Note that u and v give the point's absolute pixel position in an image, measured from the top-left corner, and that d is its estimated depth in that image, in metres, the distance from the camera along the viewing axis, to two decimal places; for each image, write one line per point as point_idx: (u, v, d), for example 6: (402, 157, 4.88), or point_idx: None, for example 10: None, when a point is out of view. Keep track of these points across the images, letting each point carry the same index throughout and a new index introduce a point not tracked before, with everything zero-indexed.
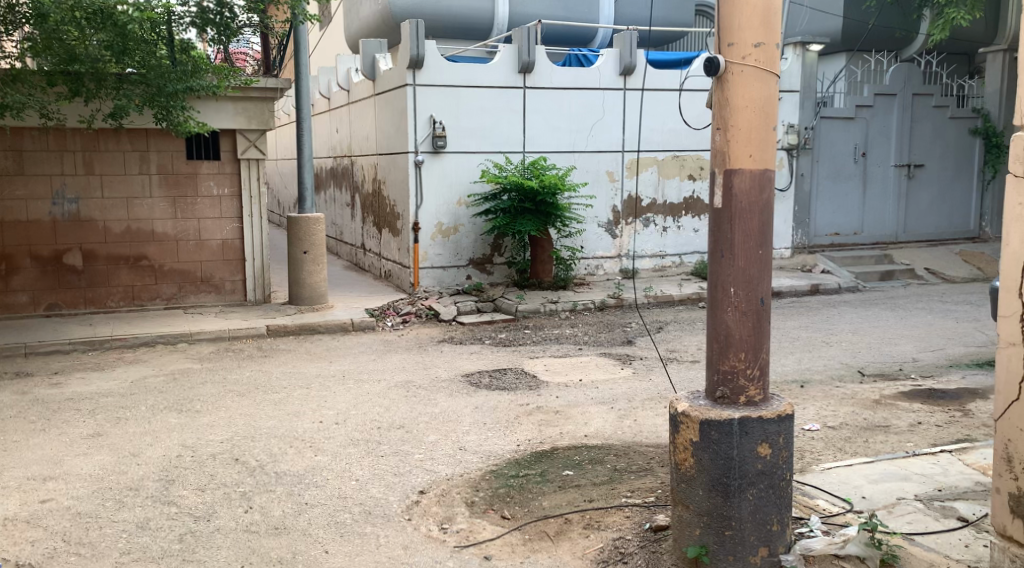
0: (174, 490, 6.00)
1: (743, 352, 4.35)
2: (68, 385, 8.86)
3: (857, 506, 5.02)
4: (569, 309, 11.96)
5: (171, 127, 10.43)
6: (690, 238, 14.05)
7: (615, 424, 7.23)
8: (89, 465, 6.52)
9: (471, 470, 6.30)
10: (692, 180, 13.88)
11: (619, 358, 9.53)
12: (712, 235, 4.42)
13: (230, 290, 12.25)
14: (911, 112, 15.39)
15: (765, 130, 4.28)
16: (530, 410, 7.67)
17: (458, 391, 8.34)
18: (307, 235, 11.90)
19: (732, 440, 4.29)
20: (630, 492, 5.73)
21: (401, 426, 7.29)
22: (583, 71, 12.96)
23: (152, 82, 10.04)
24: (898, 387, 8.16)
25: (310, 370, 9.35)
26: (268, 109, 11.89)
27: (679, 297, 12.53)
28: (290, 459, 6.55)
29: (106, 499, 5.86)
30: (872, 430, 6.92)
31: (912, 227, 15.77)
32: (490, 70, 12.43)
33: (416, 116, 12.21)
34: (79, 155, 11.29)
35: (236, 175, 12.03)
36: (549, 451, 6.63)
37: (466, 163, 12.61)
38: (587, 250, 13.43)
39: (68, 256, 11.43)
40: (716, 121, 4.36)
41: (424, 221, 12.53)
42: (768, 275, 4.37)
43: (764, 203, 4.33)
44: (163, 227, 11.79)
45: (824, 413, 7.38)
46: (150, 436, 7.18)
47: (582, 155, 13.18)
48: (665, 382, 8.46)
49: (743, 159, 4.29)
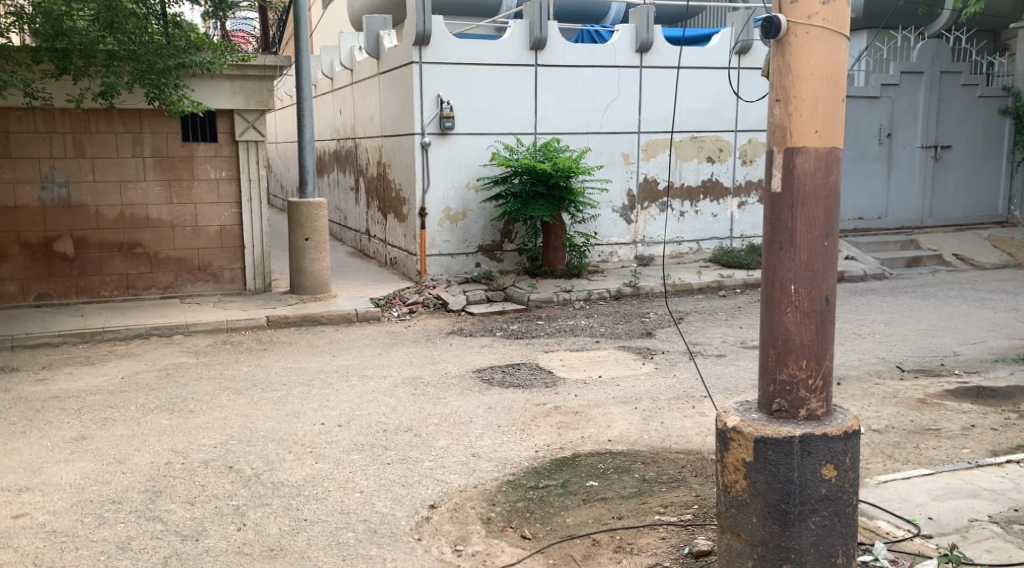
0: (160, 504, 5.45)
1: (804, 360, 3.85)
2: (55, 382, 8.31)
3: (925, 529, 4.47)
4: (584, 298, 11.36)
5: (164, 106, 9.74)
6: (708, 223, 13.45)
7: (640, 427, 6.65)
8: (69, 474, 5.97)
9: (487, 480, 5.74)
10: (710, 163, 13.24)
11: (639, 352, 8.95)
12: (768, 223, 3.92)
13: (229, 279, 11.69)
14: (938, 91, 14.75)
15: (831, 101, 3.80)
16: (547, 411, 7.10)
17: (469, 388, 7.78)
18: (309, 221, 11.32)
19: (792, 461, 3.78)
20: (662, 507, 5.20)
21: (408, 429, 6.74)
22: (598, 47, 12.32)
23: (142, 58, 9.32)
24: (942, 385, 7.58)
25: (312, 365, 8.79)
26: (268, 89, 11.27)
27: (697, 286, 11.92)
28: (289, 467, 6.01)
29: (85, 513, 5.32)
30: (922, 433, 6.35)
31: (938, 211, 15.15)
32: (501, 46, 11.83)
33: (422, 95, 11.61)
34: (68, 137, 10.71)
35: (234, 158, 11.42)
36: (571, 459, 6.07)
37: (475, 145, 12.00)
38: (601, 237, 12.86)
39: (58, 244, 10.89)
40: (775, 91, 3.86)
41: (431, 206, 11.94)
42: (833, 271, 3.88)
43: (830, 186, 3.84)
44: (159, 212, 11.22)
45: (866, 413, 6.81)
46: (138, 439, 6.63)
47: (596, 136, 12.56)
48: (692, 379, 7.88)
49: (807, 136, 3.79)
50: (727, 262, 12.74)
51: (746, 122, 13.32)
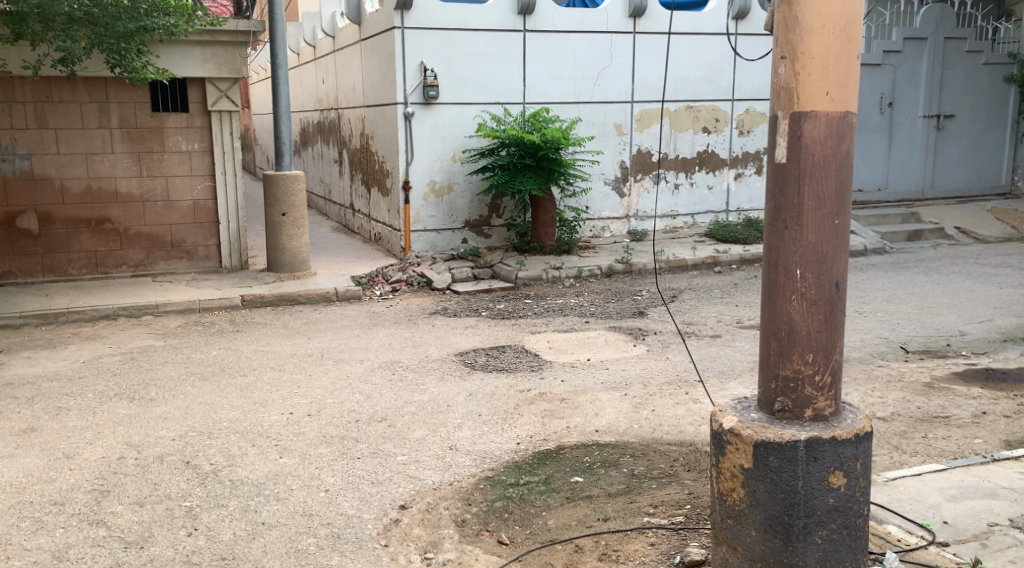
0: (106, 506, 5.04)
1: (810, 354, 3.47)
2: (11, 367, 7.86)
3: (940, 535, 4.05)
4: (574, 276, 10.89)
5: (126, 73, 9.34)
6: (704, 196, 12.97)
7: (630, 416, 6.22)
8: (11, 471, 5.53)
9: (463, 476, 5.31)
10: (706, 134, 12.74)
11: (630, 333, 8.49)
12: (771, 198, 3.54)
13: (203, 256, 11.20)
14: (942, 57, 14.20)
15: (844, 59, 3.41)
16: (531, 398, 6.66)
17: (450, 373, 7.34)
18: (287, 196, 10.80)
19: (796, 469, 3.42)
20: (652, 507, 4.77)
21: (382, 419, 6.30)
22: (588, 12, 11.78)
23: (99, 21, 8.81)
24: (950, 367, 7.11)
25: (285, 348, 8.33)
26: (241, 56, 10.73)
27: (692, 262, 11.44)
28: (250, 463, 5.57)
29: (22, 518, 4.91)
30: (931, 421, 5.86)
31: (940, 182, 14.68)
32: (487, 10, 11.29)
33: (404, 62, 11.09)
34: (30, 107, 10.19)
35: (207, 129, 10.88)
36: (554, 452, 5.64)
37: (461, 115, 11.47)
38: (592, 211, 12.40)
39: (22, 219, 10.40)
40: (781, 48, 3.48)
41: (414, 179, 11.45)
42: (844, 253, 3.49)
43: (842, 155, 3.45)
44: (128, 186, 10.71)
45: (871, 398, 6.33)
46: (91, 432, 6.19)
47: (587, 106, 12.04)
48: (686, 362, 7.44)
49: (817, 99, 3.41)
50: (722, 237, 12.27)
51: (744, 90, 12.81)
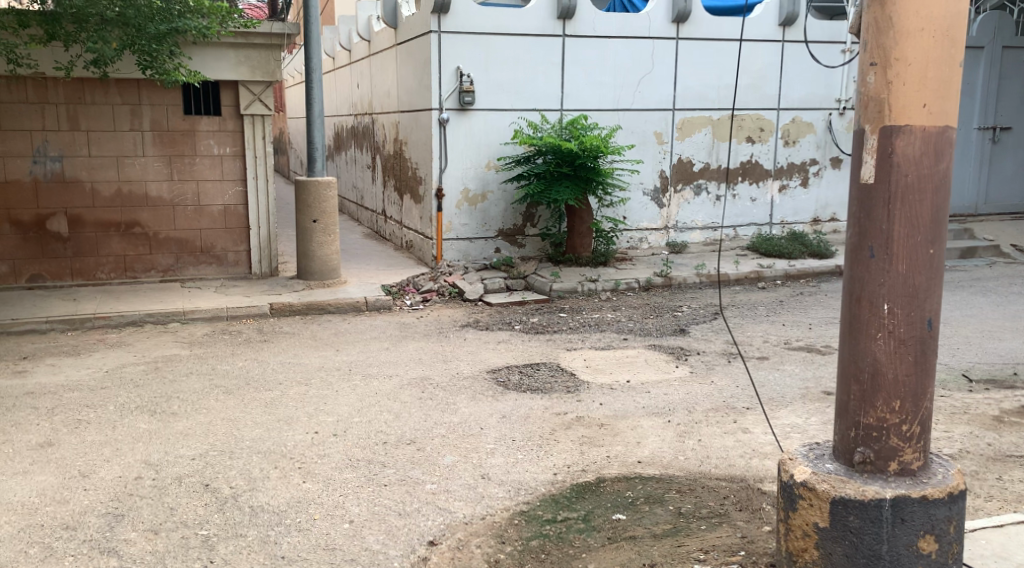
0: (119, 532, 4.75)
1: (897, 401, 3.35)
2: (35, 374, 7.64)
3: None
4: (610, 289, 10.51)
5: (157, 75, 9.08)
6: (747, 208, 12.54)
7: (675, 446, 5.82)
8: (24, 489, 5.27)
9: (496, 511, 4.94)
10: (750, 143, 12.30)
11: (671, 353, 8.09)
12: (856, 223, 3.40)
13: (233, 262, 10.95)
14: (999, 67, 13.65)
15: (943, 66, 3.26)
16: (568, 422, 6.29)
17: (482, 393, 6.97)
18: (318, 202, 10.52)
19: (879, 531, 3.33)
20: (701, 553, 4.37)
21: (411, 442, 5.96)
22: (630, 17, 11.40)
23: (131, 20, 8.57)
24: (1019, 399, 6.61)
25: (313, 360, 8.03)
26: (274, 59, 10.48)
27: (734, 276, 11.04)
28: (272, 488, 5.26)
29: (31, 543, 4.63)
30: (1005, 460, 5.41)
31: (994, 197, 14.09)
32: (526, 15, 10.96)
33: (440, 67, 10.79)
34: (62, 109, 10.01)
35: (239, 133, 10.65)
36: (594, 485, 5.26)
37: (497, 122, 11.14)
38: (630, 221, 12.01)
39: (52, 222, 10.22)
40: (872, 53, 3.33)
41: (448, 186, 11.12)
42: (937, 287, 3.35)
43: (938, 175, 3.30)
44: (159, 189, 10.50)
45: (936, 432, 5.88)
46: (109, 447, 5.92)
47: (627, 113, 11.65)
48: (733, 387, 7.02)
49: (911, 112, 3.26)
50: (766, 251, 11.82)
51: (790, 98, 12.35)
